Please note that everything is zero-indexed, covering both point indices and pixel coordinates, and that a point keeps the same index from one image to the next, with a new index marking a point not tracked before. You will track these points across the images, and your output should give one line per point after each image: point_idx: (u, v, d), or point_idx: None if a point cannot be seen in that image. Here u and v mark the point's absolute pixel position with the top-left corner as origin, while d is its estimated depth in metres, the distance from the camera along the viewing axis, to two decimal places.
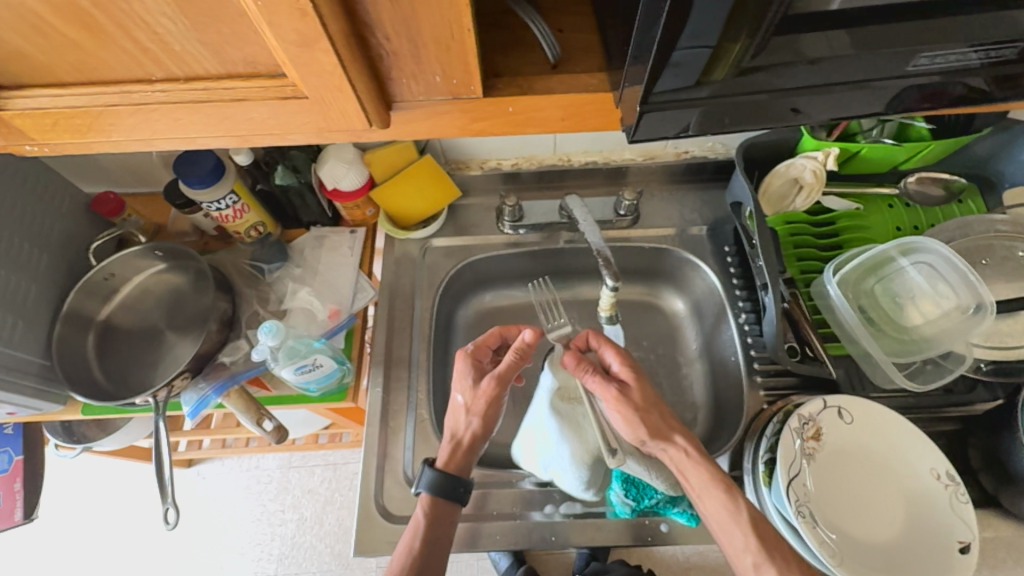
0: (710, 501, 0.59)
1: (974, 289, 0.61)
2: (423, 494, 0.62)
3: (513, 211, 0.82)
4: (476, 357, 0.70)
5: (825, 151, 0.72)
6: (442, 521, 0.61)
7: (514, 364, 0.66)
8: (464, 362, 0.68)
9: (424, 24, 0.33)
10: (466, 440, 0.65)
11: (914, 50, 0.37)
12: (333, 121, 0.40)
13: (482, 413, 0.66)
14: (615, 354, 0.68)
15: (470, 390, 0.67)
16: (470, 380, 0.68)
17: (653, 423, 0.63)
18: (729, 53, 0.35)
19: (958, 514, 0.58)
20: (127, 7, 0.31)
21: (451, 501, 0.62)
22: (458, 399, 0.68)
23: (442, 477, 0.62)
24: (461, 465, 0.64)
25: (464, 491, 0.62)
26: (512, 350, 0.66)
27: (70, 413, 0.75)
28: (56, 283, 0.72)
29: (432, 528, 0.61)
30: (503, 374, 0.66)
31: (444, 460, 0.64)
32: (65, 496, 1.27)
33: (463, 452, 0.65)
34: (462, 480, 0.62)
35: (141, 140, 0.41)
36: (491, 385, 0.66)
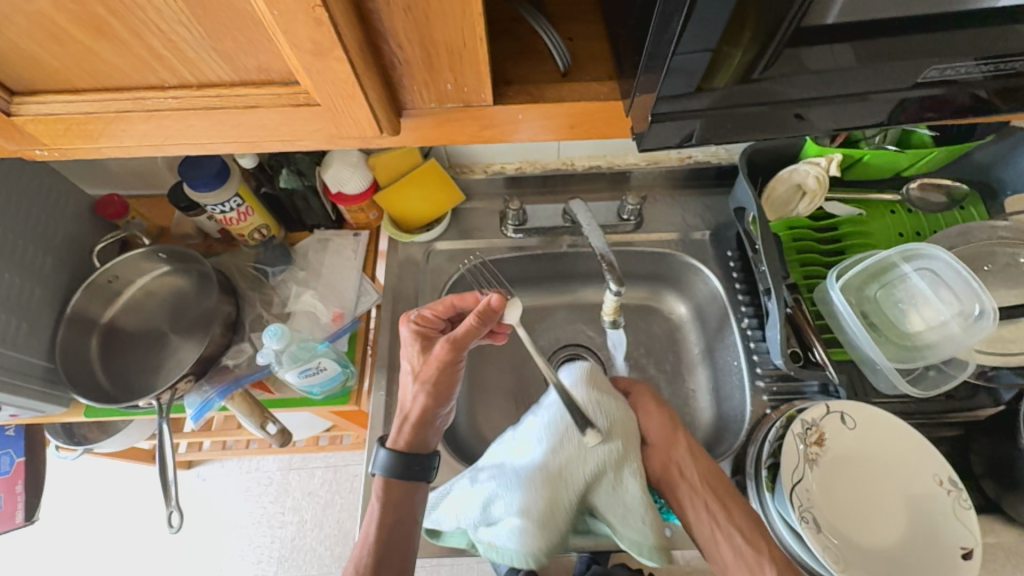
0: (739, 514, 0.60)
1: (978, 296, 0.61)
2: (378, 476, 0.63)
3: (517, 215, 0.82)
4: (427, 322, 0.67)
5: (827, 157, 0.72)
6: (399, 503, 0.62)
7: (472, 329, 0.62)
8: (409, 331, 0.66)
9: (437, 33, 0.33)
10: (414, 413, 0.63)
11: (924, 61, 0.37)
12: (344, 128, 0.40)
13: (430, 380, 0.63)
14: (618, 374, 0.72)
15: (419, 355, 0.65)
16: (419, 345, 0.66)
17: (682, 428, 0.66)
18: (730, 59, 0.35)
19: (961, 520, 0.58)
20: (142, 15, 0.31)
21: (408, 480, 0.62)
22: (407, 365, 0.66)
23: (394, 459, 0.62)
24: (413, 439, 0.63)
25: (420, 468, 0.63)
26: (473, 312, 0.62)
27: (73, 415, 0.74)
28: (59, 285, 0.72)
29: (388, 511, 0.61)
30: (458, 339, 0.62)
31: (394, 438, 0.63)
32: (65, 497, 1.27)
33: (411, 426, 0.63)
34: (417, 457, 0.63)
35: (151, 145, 0.41)
36: (443, 350, 0.62)
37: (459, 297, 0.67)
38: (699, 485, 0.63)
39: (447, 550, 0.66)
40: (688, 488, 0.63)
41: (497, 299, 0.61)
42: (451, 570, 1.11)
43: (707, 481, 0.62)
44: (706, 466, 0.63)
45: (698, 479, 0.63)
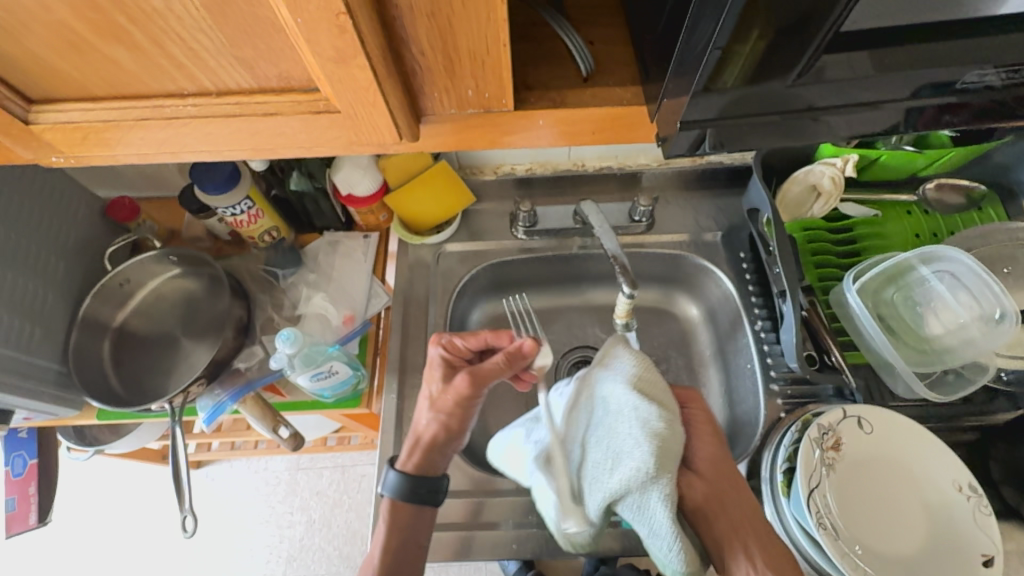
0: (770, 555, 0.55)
1: (998, 299, 0.60)
2: (386, 496, 0.62)
3: (528, 216, 0.82)
4: (454, 351, 0.64)
5: (844, 158, 0.72)
6: (406, 524, 0.61)
7: (497, 367, 0.61)
8: (435, 353, 0.64)
9: (461, 39, 0.33)
10: (426, 438, 0.61)
11: (953, 66, 0.36)
12: (364, 135, 0.39)
13: (445, 411, 0.61)
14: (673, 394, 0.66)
15: (438, 384, 0.63)
16: (442, 374, 0.63)
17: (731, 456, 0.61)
18: (739, 54, 0.33)
19: (980, 527, 0.57)
20: (164, 23, 0.30)
21: (417, 504, 0.61)
22: (427, 389, 0.64)
23: (404, 481, 0.61)
24: (420, 463, 0.62)
25: (429, 491, 0.61)
26: (500, 352, 0.61)
27: (85, 418, 0.75)
28: (72, 289, 0.72)
29: (395, 532, 0.60)
30: (479, 374, 0.61)
31: (405, 460, 0.63)
32: (76, 497, 1.28)
33: (421, 451, 0.62)
34: (424, 480, 0.61)
35: (167, 152, 0.41)
36: (460, 384, 0.60)
37: (494, 334, 0.64)
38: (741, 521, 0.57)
39: (458, 555, 0.66)
40: (728, 525, 0.57)
41: (529, 345, 0.61)
42: (459, 570, 1.11)
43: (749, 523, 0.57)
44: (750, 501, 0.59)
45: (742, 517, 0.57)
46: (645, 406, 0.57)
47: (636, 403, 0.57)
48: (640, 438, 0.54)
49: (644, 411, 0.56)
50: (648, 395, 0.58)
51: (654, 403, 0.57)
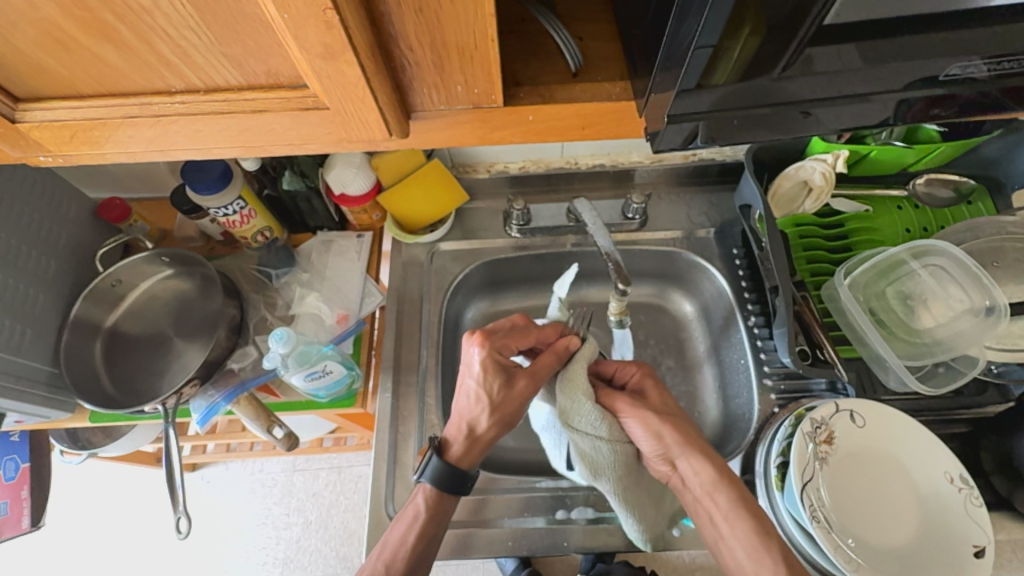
0: (740, 527, 0.54)
1: (988, 292, 0.61)
2: (425, 484, 0.59)
3: (521, 214, 0.82)
4: (500, 350, 0.62)
5: (834, 154, 0.72)
6: (440, 513, 0.59)
7: (552, 362, 0.62)
8: (489, 355, 0.60)
9: (448, 34, 0.33)
10: (488, 439, 0.60)
11: (938, 59, 0.37)
12: (354, 131, 0.39)
13: (510, 414, 0.60)
14: (637, 370, 0.66)
15: (498, 386, 0.60)
16: (500, 378, 0.60)
17: (679, 429, 0.59)
18: (727, 48, 0.34)
19: (971, 518, 0.58)
20: (150, 20, 0.30)
21: (453, 494, 0.59)
22: (474, 387, 0.60)
23: (446, 471, 0.58)
24: (476, 459, 0.60)
25: (469, 484, 0.59)
26: (554, 351, 0.63)
27: (78, 420, 0.74)
28: (62, 291, 0.71)
29: (432, 521, 0.58)
30: (541, 372, 0.62)
31: (457, 454, 0.59)
32: (71, 500, 1.27)
33: (479, 449, 0.60)
34: (469, 474, 0.59)
35: (156, 150, 0.40)
36: (526, 384, 0.61)
37: (541, 332, 0.65)
38: (704, 492, 0.57)
39: (456, 552, 0.66)
40: (691, 498, 0.58)
41: (576, 342, 0.64)
42: (456, 570, 1.10)
43: (711, 493, 0.56)
44: (710, 475, 0.57)
45: (702, 486, 0.57)
46: (593, 437, 0.59)
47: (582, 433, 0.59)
48: (585, 461, 0.59)
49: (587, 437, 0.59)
50: (602, 426, 0.60)
51: (600, 435, 0.59)
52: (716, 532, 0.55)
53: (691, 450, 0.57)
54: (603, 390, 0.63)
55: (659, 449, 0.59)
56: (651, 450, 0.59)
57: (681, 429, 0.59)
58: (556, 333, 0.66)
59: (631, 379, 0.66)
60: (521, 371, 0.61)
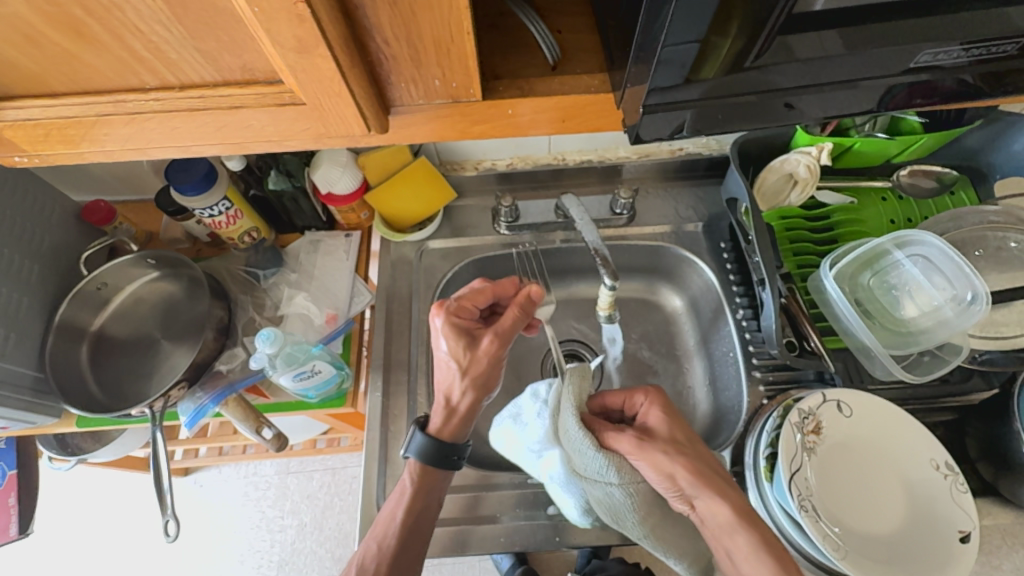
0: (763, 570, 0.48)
1: (970, 281, 0.61)
2: (411, 459, 0.61)
3: (509, 211, 0.82)
4: (458, 311, 0.62)
5: (819, 146, 0.72)
6: (428, 488, 0.60)
7: (516, 317, 0.61)
8: (444, 321, 0.60)
9: (422, 27, 0.33)
10: (465, 409, 0.60)
11: (912, 46, 0.37)
12: (332, 127, 0.39)
13: (481, 375, 0.60)
14: (646, 397, 0.62)
15: (461, 347, 0.60)
16: (462, 341, 0.60)
17: (692, 466, 0.54)
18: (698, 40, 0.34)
19: (957, 504, 0.58)
20: (120, 15, 0.30)
21: (441, 468, 0.61)
22: (446, 354, 0.60)
23: (431, 445, 0.60)
24: (458, 431, 0.61)
25: (456, 458, 0.61)
26: (515, 303, 0.62)
27: (65, 425, 0.73)
28: (46, 294, 0.71)
29: (420, 494, 0.60)
30: (504, 330, 0.61)
31: (438, 426, 0.61)
32: (62, 507, 1.26)
33: (459, 419, 0.61)
34: (453, 448, 0.61)
35: (134, 149, 0.40)
36: (492, 343, 0.60)
37: (498, 287, 0.65)
38: (722, 531, 0.52)
39: (449, 549, 0.66)
40: (711, 536, 0.53)
41: (536, 290, 0.62)
42: (452, 569, 1.10)
43: (730, 533, 0.51)
44: (727, 512, 0.52)
45: (718, 525, 0.52)
46: (604, 484, 0.57)
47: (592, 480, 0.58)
48: (606, 507, 0.58)
49: (608, 478, 0.57)
50: (610, 472, 0.57)
51: (610, 482, 0.57)
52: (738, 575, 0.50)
53: (705, 488, 0.53)
54: (600, 427, 0.60)
55: (673, 489, 0.54)
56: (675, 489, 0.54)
57: (696, 467, 0.54)
58: (514, 288, 0.65)
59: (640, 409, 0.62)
60: (484, 331, 0.61)
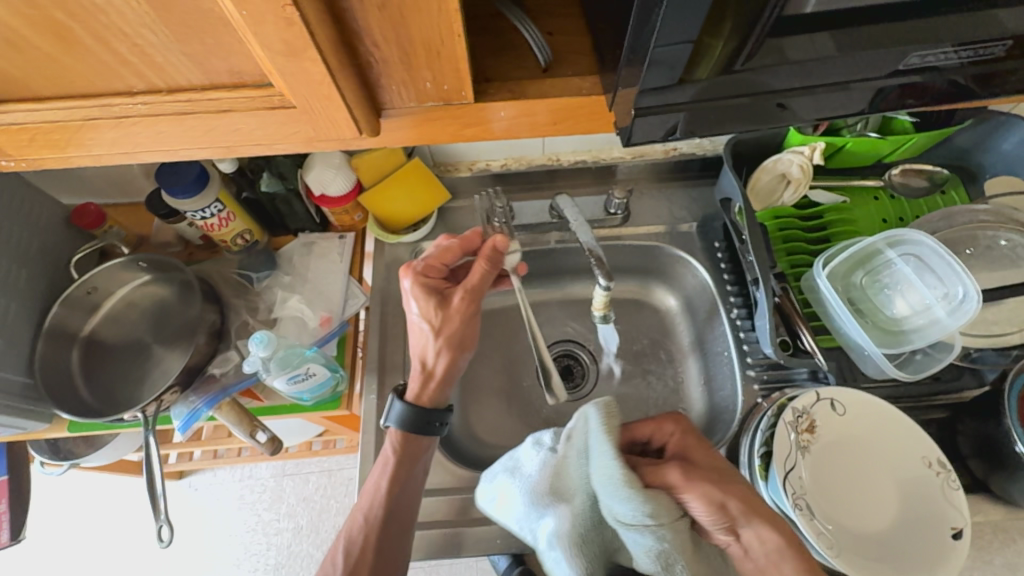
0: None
1: (961, 279, 0.61)
2: (392, 429, 0.60)
3: (503, 214, 0.78)
4: (428, 273, 0.62)
5: (812, 146, 0.72)
6: (412, 456, 0.60)
7: (484, 272, 0.61)
8: (415, 283, 0.60)
9: (413, 29, 0.33)
10: (441, 371, 0.60)
11: (902, 48, 0.37)
12: (322, 130, 0.39)
13: (454, 334, 0.60)
14: (676, 424, 0.60)
15: (433, 308, 0.60)
16: (433, 300, 0.60)
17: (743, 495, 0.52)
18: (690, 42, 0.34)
19: (949, 501, 0.59)
20: (104, 18, 0.30)
21: (423, 436, 0.61)
22: (419, 319, 0.60)
23: (411, 413, 0.60)
24: (436, 396, 0.61)
25: (437, 424, 0.61)
26: (481, 256, 0.61)
27: (56, 431, 0.73)
28: (36, 299, 0.70)
29: (403, 464, 0.59)
30: (473, 286, 0.60)
31: (415, 392, 0.61)
32: (55, 512, 1.25)
33: (436, 383, 0.61)
34: (435, 414, 0.61)
35: (122, 153, 0.40)
36: (462, 301, 0.60)
37: (465, 240, 0.64)
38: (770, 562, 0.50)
39: (445, 551, 0.66)
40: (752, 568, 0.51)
41: (501, 240, 0.62)
42: (449, 570, 1.10)
43: (775, 562, 0.50)
44: (777, 540, 0.51)
45: (767, 556, 0.51)
46: (641, 527, 0.49)
47: (634, 539, 0.49)
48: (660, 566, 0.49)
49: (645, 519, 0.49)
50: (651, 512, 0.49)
51: (652, 522, 0.49)
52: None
53: (756, 518, 0.51)
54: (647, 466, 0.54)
55: (722, 520, 0.51)
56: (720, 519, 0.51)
57: (744, 496, 0.52)
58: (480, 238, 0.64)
59: (670, 439, 0.60)
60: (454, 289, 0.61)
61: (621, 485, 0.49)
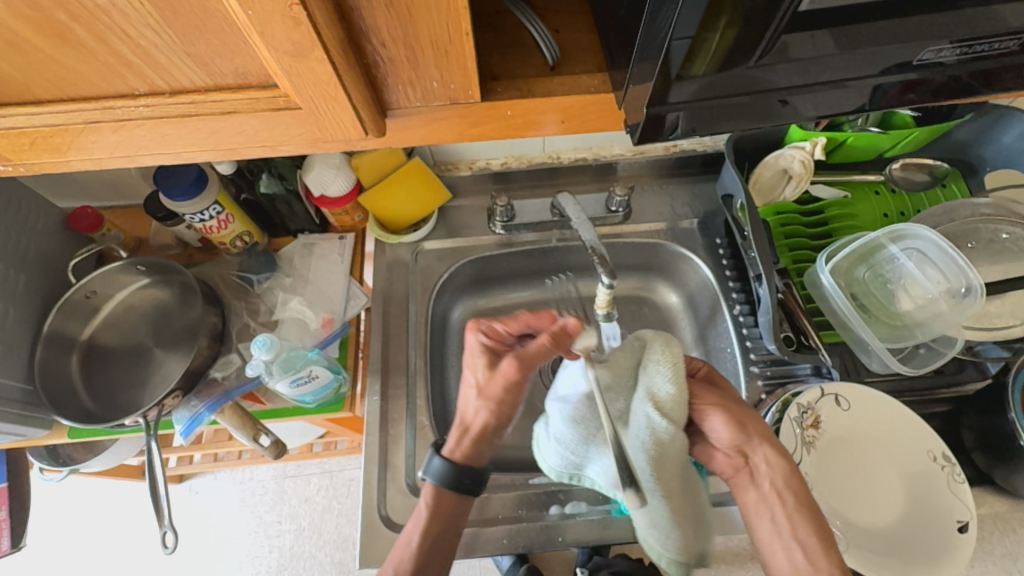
0: (804, 525, 0.52)
1: (965, 274, 0.61)
2: (429, 482, 0.59)
3: (505, 211, 0.82)
4: (496, 335, 0.61)
5: (813, 142, 0.72)
6: (447, 512, 0.58)
7: (541, 349, 0.57)
8: (478, 342, 0.60)
9: (421, 29, 0.32)
10: (475, 427, 0.58)
11: (911, 44, 0.37)
12: (328, 132, 0.39)
13: (496, 399, 0.58)
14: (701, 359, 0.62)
15: (485, 373, 0.59)
16: (485, 359, 0.59)
17: (755, 423, 0.56)
18: (707, 41, 0.34)
19: (955, 494, 0.59)
20: (107, 19, 0.29)
21: (459, 493, 0.58)
22: (470, 381, 0.60)
23: (450, 468, 0.58)
24: (470, 453, 0.59)
25: (472, 482, 0.58)
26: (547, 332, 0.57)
27: (57, 437, 0.72)
28: (34, 304, 0.69)
29: (435, 521, 0.57)
30: (527, 358, 0.57)
31: (451, 448, 0.59)
32: (56, 518, 1.24)
33: (471, 439, 0.59)
34: (469, 471, 0.58)
35: (124, 156, 0.39)
36: (511, 370, 0.58)
37: (535, 316, 0.61)
38: (772, 490, 0.55)
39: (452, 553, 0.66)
40: (755, 493, 0.55)
41: (573, 322, 0.58)
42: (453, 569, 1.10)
43: (778, 489, 0.54)
44: (783, 469, 0.55)
45: (773, 483, 0.55)
46: (653, 419, 0.53)
47: (643, 422, 0.54)
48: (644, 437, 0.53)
49: (656, 419, 0.53)
50: (673, 406, 0.54)
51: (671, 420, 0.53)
52: (776, 529, 0.53)
53: (768, 441, 0.55)
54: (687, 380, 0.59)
55: (733, 444, 0.56)
56: (726, 442, 0.56)
57: (741, 421, 0.56)
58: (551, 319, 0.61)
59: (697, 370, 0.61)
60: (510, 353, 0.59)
61: (670, 375, 0.55)
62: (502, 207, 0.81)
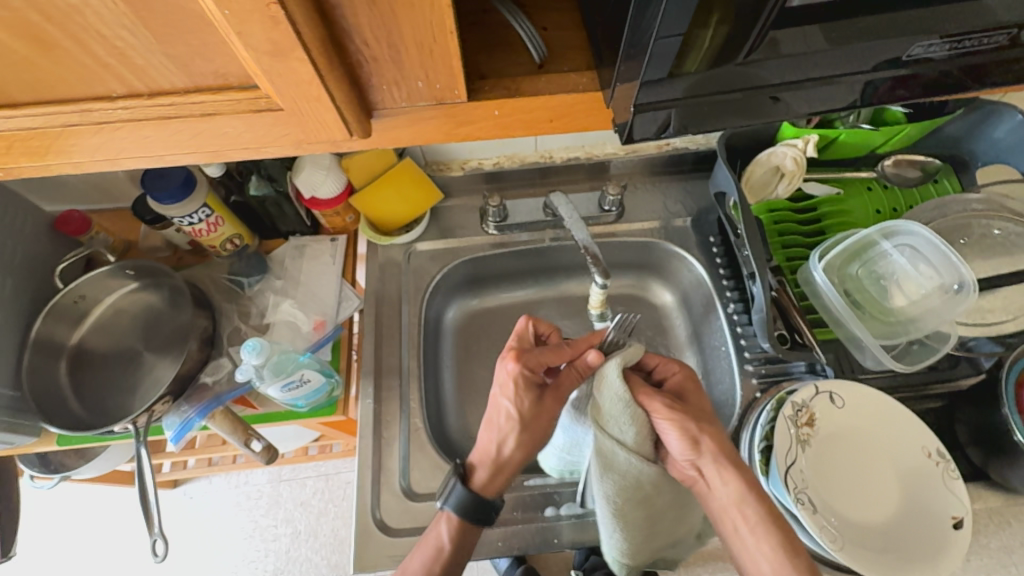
0: (766, 539, 0.50)
1: (958, 271, 0.62)
2: (449, 513, 0.58)
3: (497, 211, 0.81)
4: (535, 368, 0.59)
5: (805, 138, 0.72)
6: (464, 546, 0.57)
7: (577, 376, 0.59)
8: (524, 375, 0.58)
9: (405, 28, 0.32)
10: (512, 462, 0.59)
11: (899, 40, 0.37)
12: (311, 132, 0.38)
13: (536, 431, 0.59)
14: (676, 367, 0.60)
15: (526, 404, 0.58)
16: (531, 395, 0.58)
17: (716, 438, 0.54)
18: (698, 39, 0.34)
19: (949, 489, 0.59)
20: (81, 19, 0.29)
21: (478, 526, 0.58)
22: (509, 412, 0.58)
23: (471, 500, 0.57)
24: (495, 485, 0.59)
25: (492, 512, 0.58)
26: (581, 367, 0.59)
27: (45, 444, 0.71)
28: (21, 310, 0.68)
29: (455, 552, 0.56)
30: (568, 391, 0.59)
31: (482, 481, 0.59)
32: (49, 524, 1.23)
33: (505, 476, 0.59)
34: (491, 503, 0.58)
35: (105, 159, 0.39)
36: (556, 404, 0.59)
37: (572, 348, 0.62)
38: (731, 502, 0.53)
39: None
40: (716, 505, 0.53)
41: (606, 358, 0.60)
42: None
43: (738, 502, 0.52)
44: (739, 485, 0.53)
45: (728, 496, 0.53)
46: (607, 444, 0.54)
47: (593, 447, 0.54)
48: (595, 461, 0.54)
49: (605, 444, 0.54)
50: (626, 430, 0.53)
51: (621, 442, 0.53)
52: (741, 542, 0.51)
53: (722, 457, 0.53)
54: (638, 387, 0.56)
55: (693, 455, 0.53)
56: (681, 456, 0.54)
57: (692, 435, 0.54)
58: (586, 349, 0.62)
59: (671, 376, 0.60)
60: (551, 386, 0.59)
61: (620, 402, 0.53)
62: (495, 207, 0.80)
